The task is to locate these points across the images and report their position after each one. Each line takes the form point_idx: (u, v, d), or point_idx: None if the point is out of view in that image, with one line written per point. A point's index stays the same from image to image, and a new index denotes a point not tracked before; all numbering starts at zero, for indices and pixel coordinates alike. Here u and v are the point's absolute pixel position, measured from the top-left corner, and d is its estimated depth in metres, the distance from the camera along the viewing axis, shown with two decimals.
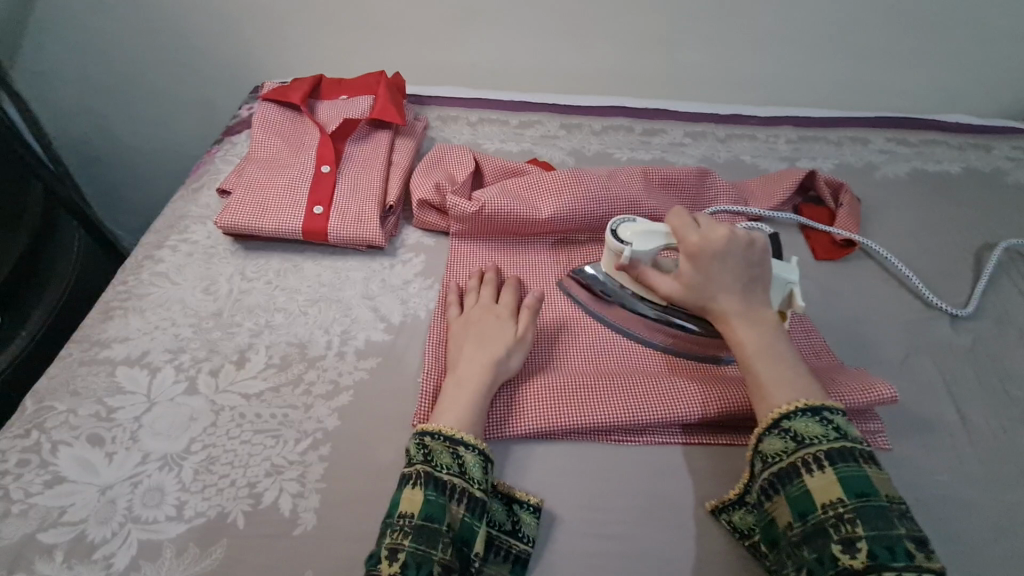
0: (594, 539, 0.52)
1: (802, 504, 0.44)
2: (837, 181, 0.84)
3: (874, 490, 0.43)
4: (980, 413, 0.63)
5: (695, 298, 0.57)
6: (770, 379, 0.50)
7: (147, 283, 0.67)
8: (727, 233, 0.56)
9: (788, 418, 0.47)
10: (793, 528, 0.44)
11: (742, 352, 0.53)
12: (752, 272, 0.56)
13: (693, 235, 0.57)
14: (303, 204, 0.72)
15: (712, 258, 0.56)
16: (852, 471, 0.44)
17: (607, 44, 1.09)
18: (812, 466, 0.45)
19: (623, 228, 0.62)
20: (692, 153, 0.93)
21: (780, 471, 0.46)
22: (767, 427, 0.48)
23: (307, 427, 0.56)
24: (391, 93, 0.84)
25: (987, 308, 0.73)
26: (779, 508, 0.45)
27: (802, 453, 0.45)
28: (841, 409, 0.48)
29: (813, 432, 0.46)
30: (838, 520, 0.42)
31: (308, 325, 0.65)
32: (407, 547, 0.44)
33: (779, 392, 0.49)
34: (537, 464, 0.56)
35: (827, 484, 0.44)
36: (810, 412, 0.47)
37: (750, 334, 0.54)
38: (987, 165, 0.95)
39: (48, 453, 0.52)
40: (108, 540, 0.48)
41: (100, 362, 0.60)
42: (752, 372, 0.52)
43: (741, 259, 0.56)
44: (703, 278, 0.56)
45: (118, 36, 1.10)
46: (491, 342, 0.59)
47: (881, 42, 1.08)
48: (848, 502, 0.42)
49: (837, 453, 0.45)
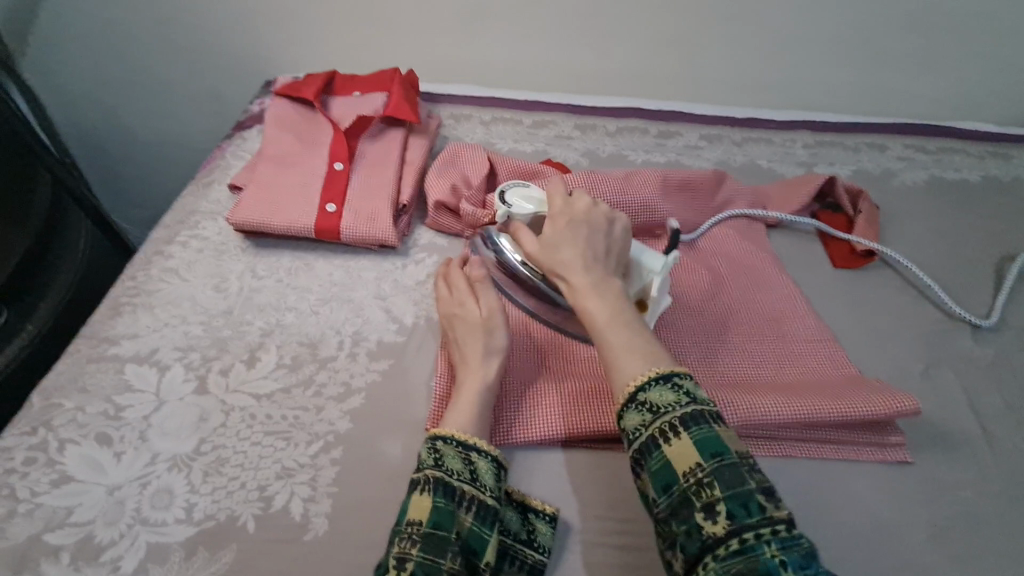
0: (612, 550, 0.51)
1: (664, 476, 0.41)
2: (856, 188, 0.83)
3: (725, 447, 0.41)
4: (1003, 428, 0.62)
5: (549, 262, 0.54)
6: (619, 342, 0.47)
7: (157, 279, 0.67)
8: (589, 205, 0.58)
9: (641, 390, 0.44)
10: (659, 504, 0.41)
11: (592, 318, 0.50)
12: (609, 244, 0.56)
13: (560, 205, 0.59)
14: (315, 202, 0.71)
15: (571, 228, 0.56)
16: (705, 432, 0.42)
17: (622, 45, 1.08)
18: (669, 435, 0.42)
19: (512, 189, 0.65)
20: (708, 157, 0.92)
21: (641, 446, 0.43)
22: (625, 400, 0.45)
23: (318, 429, 0.55)
24: (405, 90, 0.83)
25: (1009, 321, 0.72)
26: (645, 483, 0.43)
27: (658, 423, 0.43)
28: (691, 373, 0.45)
29: (667, 400, 0.43)
30: (698, 487, 0.40)
31: (320, 325, 0.64)
32: (415, 556, 0.43)
33: (629, 361, 0.46)
34: (552, 474, 0.55)
35: (684, 451, 0.41)
36: (662, 379, 0.44)
37: (599, 300, 0.50)
38: (1007, 174, 0.93)
39: (55, 452, 0.52)
40: (115, 542, 0.47)
41: (109, 359, 0.59)
42: (603, 335, 0.48)
43: (598, 231, 0.56)
44: (559, 244, 0.55)
45: (128, 26, 1.08)
46: (474, 333, 0.58)
47: (900, 48, 1.06)
48: (704, 466, 0.40)
49: (689, 417, 0.42)
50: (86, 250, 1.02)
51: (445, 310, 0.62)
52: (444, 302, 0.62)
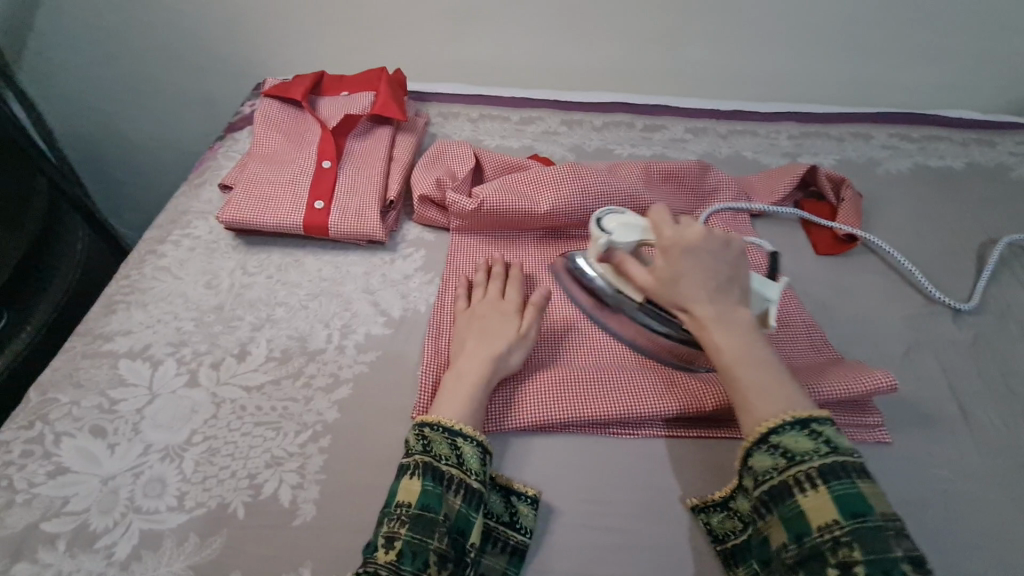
0: (590, 530, 0.52)
1: (796, 526, 0.42)
2: (838, 177, 0.83)
3: (870, 508, 0.41)
4: (982, 409, 0.63)
5: (670, 297, 0.54)
6: (752, 386, 0.48)
7: (150, 277, 0.68)
8: (702, 231, 0.54)
9: (776, 433, 0.45)
10: (788, 550, 0.42)
11: (721, 357, 0.50)
12: (731, 269, 0.53)
13: (667, 232, 0.55)
14: (303, 199, 0.72)
15: (687, 258, 0.53)
16: (847, 488, 0.42)
17: (608, 41, 1.09)
18: (805, 486, 0.43)
19: (607, 218, 0.63)
20: (694, 149, 0.93)
21: (771, 489, 0.44)
22: (755, 441, 0.45)
23: (307, 419, 0.56)
24: (393, 89, 0.84)
25: (989, 304, 0.73)
26: (773, 529, 0.43)
27: (793, 470, 0.43)
28: (830, 419, 0.45)
29: (803, 447, 0.44)
30: (834, 543, 0.40)
31: (309, 318, 0.65)
32: (404, 535, 0.44)
33: (759, 404, 0.47)
34: (537, 458, 0.57)
35: (822, 504, 0.42)
36: (797, 424, 0.45)
37: (726, 339, 0.50)
38: (991, 161, 0.94)
39: (52, 444, 0.53)
40: (110, 529, 0.48)
41: (103, 355, 0.60)
42: (733, 377, 0.49)
43: (718, 255, 0.53)
44: (677, 278, 0.53)
45: (122, 33, 1.10)
46: (487, 337, 0.60)
47: (885, 38, 1.07)
48: (843, 524, 0.40)
49: (829, 470, 0.42)
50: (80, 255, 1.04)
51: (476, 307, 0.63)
52: (485, 302, 0.64)
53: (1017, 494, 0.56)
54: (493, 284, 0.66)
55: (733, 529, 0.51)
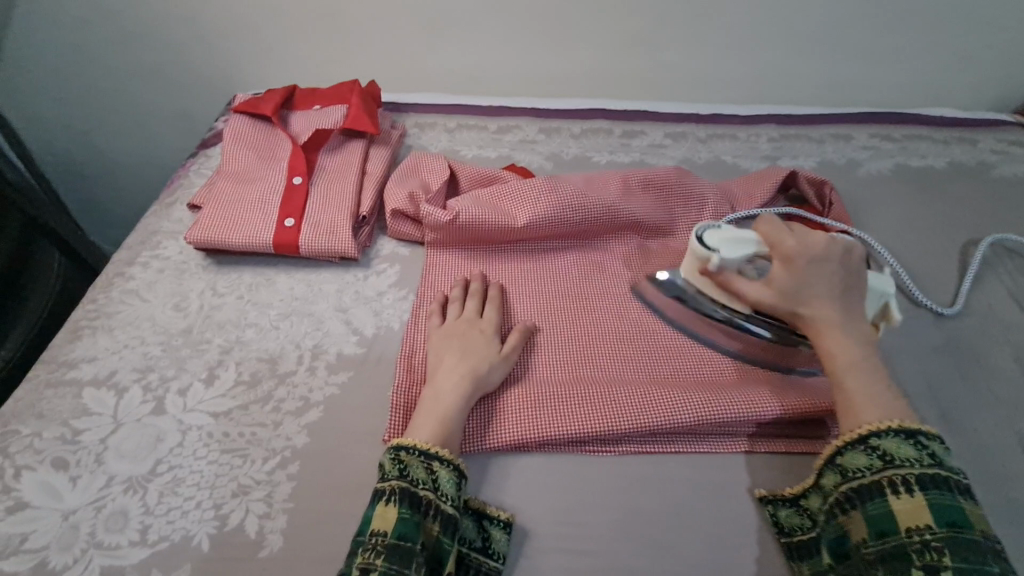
0: (564, 552, 0.51)
1: (883, 524, 0.43)
2: (819, 179, 0.82)
3: (969, 522, 0.41)
4: (966, 414, 0.62)
5: (788, 304, 0.54)
6: (863, 396, 0.48)
7: (117, 300, 0.67)
8: (826, 242, 0.55)
9: (877, 436, 0.46)
10: (870, 545, 0.43)
11: (834, 365, 0.51)
12: (851, 277, 0.54)
13: (791, 243, 0.55)
14: (273, 217, 0.71)
15: (808, 264, 0.54)
16: (946, 500, 0.42)
17: (584, 46, 1.08)
18: (899, 488, 0.43)
19: (709, 233, 0.61)
20: (673, 155, 0.92)
21: (861, 487, 0.45)
22: (855, 440, 0.46)
23: (275, 445, 0.55)
24: (365, 102, 0.83)
25: (972, 306, 0.72)
26: (856, 524, 0.45)
27: (889, 473, 0.44)
28: (940, 437, 0.45)
29: (905, 454, 0.44)
30: (924, 547, 0.41)
31: (280, 339, 0.64)
32: (381, 566, 0.43)
33: (874, 411, 0.47)
34: (510, 478, 0.55)
35: (916, 509, 0.42)
36: (903, 433, 0.45)
37: (843, 345, 0.51)
38: (972, 159, 0.93)
39: (11, 479, 0.52)
40: (69, 566, 0.47)
41: (66, 384, 0.59)
42: (843, 386, 0.50)
43: (839, 265, 0.54)
44: (800, 285, 0.54)
45: (96, 50, 1.09)
46: (462, 356, 0.59)
47: (862, 38, 1.07)
48: (936, 530, 0.41)
49: (930, 479, 0.43)
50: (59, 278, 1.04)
51: (451, 325, 0.63)
52: (451, 321, 0.63)
53: (1005, 503, 0.55)
54: (463, 301, 0.66)
55: (801, 526, 0.52)
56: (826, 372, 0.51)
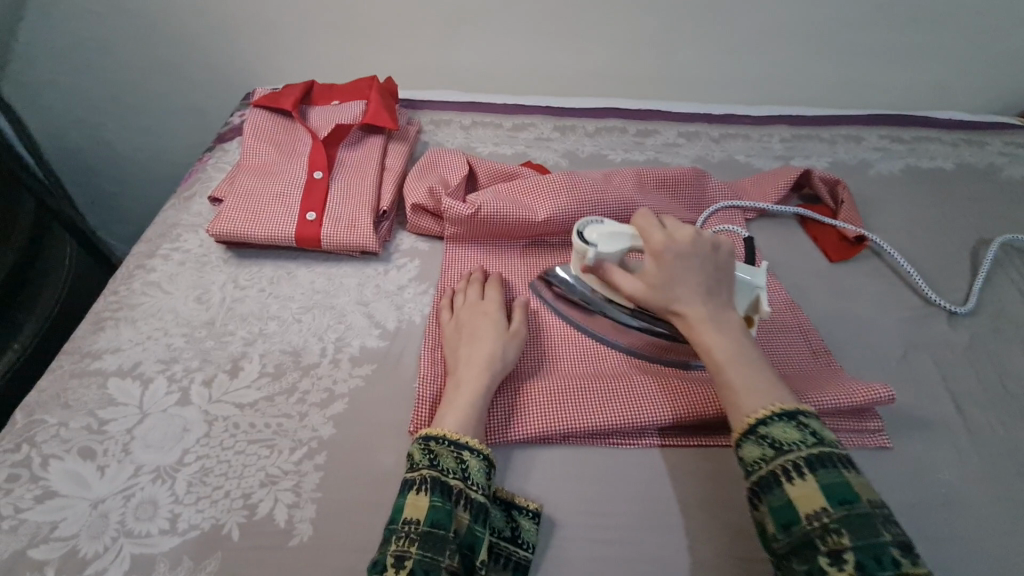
0: (592, 543, 0.51)
1: (785, 514, 0.41)
2: (833, 179, 0.84)
3: (857, 496, 0.41)
4: (980, 410, 0.63)
5: (659, 298, 0.54)
6: (740, 383, 0.48)
7: (139, 292, 0.67)
8: (692, 237, 0.55)
9: (763, 424, 0.45)
10: (779, 540, 0.41)
11: (712, 357, 0.51)
12: (717, 273, 0.55)
13: (658, 237, 0.55)
14: (295, 211, 0.71)
15: (676, 260, 0.54)
16: (833, 477, 0.42)
17: (597, 47, 1.09)
18: (792, 474, 0.42)
19: (589, 228, 0.60)
20: (687, 154, 0.93)
21: (759, 480, 0.44)
22: (745, 432, 0.45)
23: (302, 436, 0.55)
24: (384, 98, 0.83)
25: (985, 305, 0.73)
26: (765, 518, 0.43)
27: (780, 460, 0.43)
28: (814, 412, 0.46)
29: (791, 437, 0.44)
30: (824, 531, 0.40)
31: (302, 332, 0.64)
32: (415, 554, 0.43)
33: (750, 398, 0.47)
34: (534, 471, 0.56)
35: (810, 493, 0.41)
36: (785, 416, 0.45)
37: (716, 337, 0.51)
38: (981, 161, 0.95)
39: (39, 468, 0.52)
40: (100, 555, 0.47)
41: (91, 374, 0.59)
42: (722, 376, 0.49)
43: (704, 259, 0.55)
44: (668, 279, 0.54)
45: (108, 43, 1.09)
46: (483, 339, 0.60)
47: (872, 40, 1.08)
48: (831, 511, 0.40)
49: (816, 459, 0.42)
50: (71, 268, 1.04)
51: (462, 314, 0.63)
52: (466, 308, 0.64)
53: (1019, 497, 0.56)
54: (473, 289, 0.67)
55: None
56: (704, 363, 0.51)
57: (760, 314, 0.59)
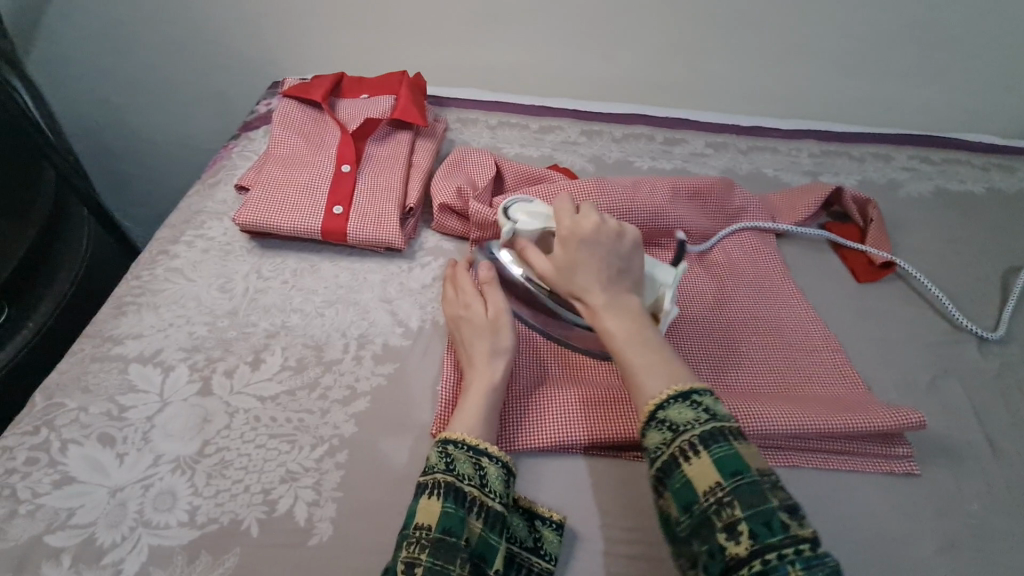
0: (615, 558, 0.50)
1: (685, 496, 0.40)
2: (863, 197, 0.83)
3: (746, 466, 0.40)
4: (1009, 440, 0.62)
5: (565, 284, 0.54)
6: (640, 366, 0.47)
7: (162, 278, 0.66)
8: (597, 223, 0.54)
9: (661, 408, 0.44)
10: (681, 523, 0.40)
11: (611, 341, 0.50)
12: (624, 258, 0.54)
13: (565, 224, 0.55)
14: (322, 204, 0.70)
15: (581, 245, 0.54)
16: (726, 450, 0.41)
17: (628, 52, 1.08)
18: (688, 454, 0.41)
19: (515, 206, 0.63)
20: (714, 164, 0.92)
21: (662, 465, 0.42)
22: (646, 418, 0.44)
23: (323, 433, 0.55)
24: (413, 94, 0.82)
25: (1015, 333, 0.72)
26: (667, 504, 0.42)
27: (678, 441, 0.42)
28: (709, 389, 0.45)
29: (686, 418, 0.43)
30: (719, 505, 0.39)
31: (325, 326, 0.64)
32: (425, 561, 0.42)
33: (650, 381, 0.46)
34: (556, 480, 0.55)
35: (704, 469, 0.40)
36: (680, 397, 0.44)
37: (617, 319, 0.50)
38: (1011, 187, 0.94)
39: (57, 452, 0.51)
40: (117, 545, 0.46)
41: (112, 359, 0.58)
42: (622, 359, 0.48)
43: (609, 245, 0.54)
44: (573, 265, 0.53)
45: (135, 24, 1.08)
46: (479, 334, 0.58)
47: (904, 60, 1.07)
48: (725, 485, 0.39)
49: (709, 435, 0.41)
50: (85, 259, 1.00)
51: (452, 313, 0.62)
52: (452, 305, 0.63)
53: None
54: (453, 283, 0.65)
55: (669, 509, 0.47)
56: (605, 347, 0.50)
57: (664, 314, 0.58)
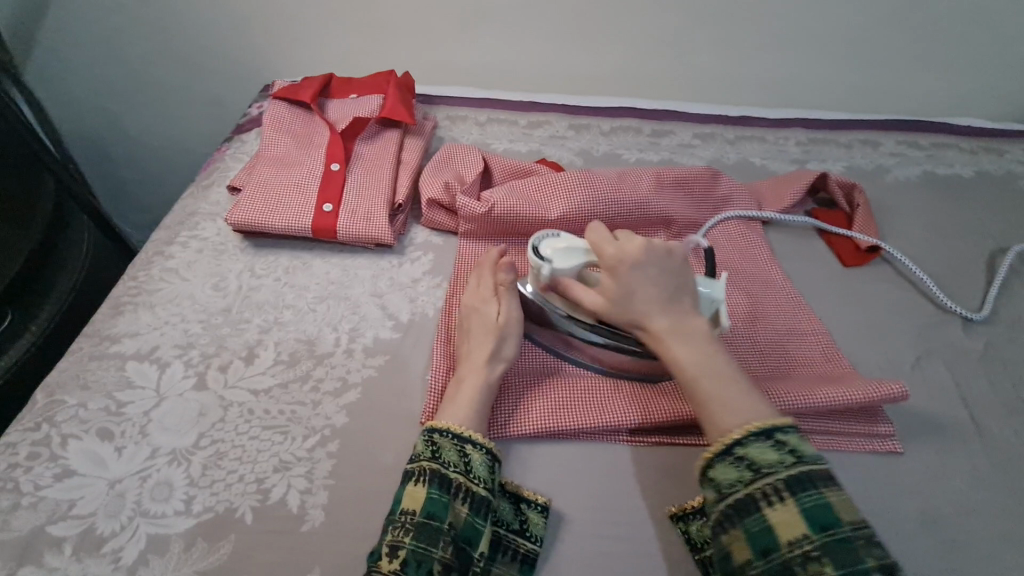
0: (601, 540, 0.51)
1: (764, 541, 0.42)
2: (849, 183, 0.84)
3: (837, 519, 0.42)
4: (992, 417, 0.62)
5: (623, 315, 0.55)
6: (714, 399, 0.49)
7: (157, 278, 0.68)
8: (643, 247, 0.56)
9: (740, 445, 0.46)
10: (754, 566, 0.42)
11: (681, 370, 0.51)
12: (677, 281, 0.56)
13: (610, 251, 0.57)
14: (312, 202, 0.72)
15: (632, 273, 0.55)
16: (814, 500, 0.43)
17: (615, 46, 1.09)
18: (773, 499, 0.43)
19: (542, 243, 0.61)
20: (702, 155, 0.93)
21: (738, 503, 0.44)
22: (720, 453, 0.46)
23: (315, 423, 0.56)
24: (401, 93, 0.84)
25: (1000, 313, 0.73)
26: (737, 545, 0.43)
27: (762, 483, 0.44)
28: (792, 426, 0.47)
29: (769, 459, 0.45)
30: (805, 558, 0.41)
31: (317, 321, 0.65)
32: (408, 544, 0.45)
33: (727, 415, 0.48)
34: (544, 465, 0.56)
35: (791, 517, 0.42)
36: (762, 435, 0.46)
37: (683, 349, 0.52)
38: (999, 169, 0.94)
39: (58, 447, 0.53)
40: (117, 533, 0.48)
41: (110, 357, 0.60)
42: (696, 391, 0.50)
43: (659, 269, 0.56)
44: (629, 295, 0.55)
45: (130, 31, 1.10)
46: (485, 334, 0.60)
47: (891, 46, 1.07)
48: (812, 538, 0.41)
49: (796, 481, 0.44)
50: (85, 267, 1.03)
51: (467, 304, 0.64)
52: (469, 295, 0.65)
53: None
54: (478, 274, 0.67)
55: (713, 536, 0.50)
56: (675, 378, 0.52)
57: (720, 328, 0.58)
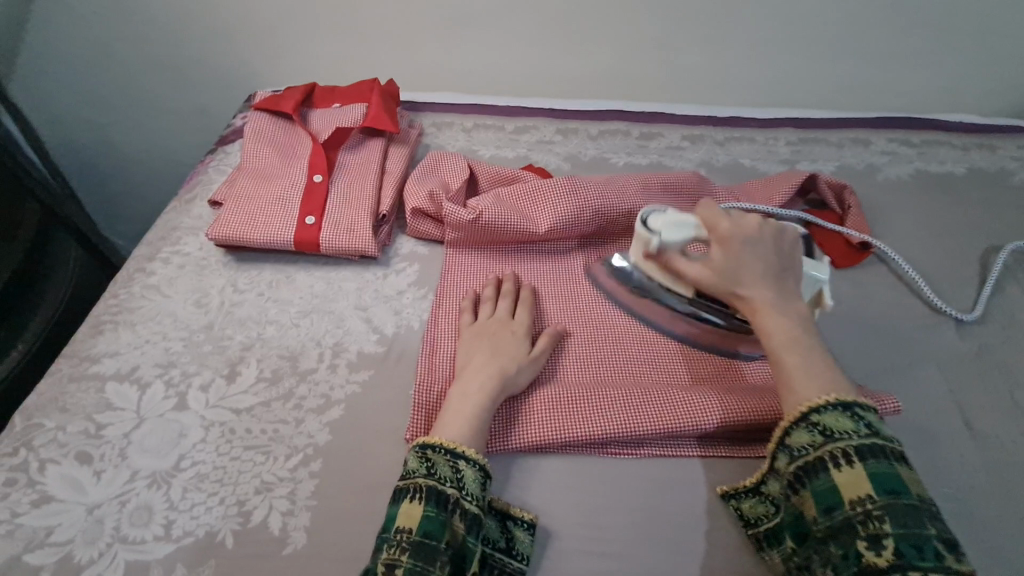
0: (590, 557, 0.50)
1: (828, 499, 0.42)
2: (839, 183, 0.82)
3: (907, 488, 0.41)
4: (987, 421, 0.61)
5: (723, 284, 0.53)
6: (801, 371, 0.47)
7: (139, 296, 0.67)
8: (758, 224, 0.54)
9: (816, 412, 0.45)
10: (818, 524, 0.43)
11: (771, 343, 0.50)
12: (782, 260, 0.54)
13: (724, 223, 0.54)
14: (294, 214, 0.71)
15: (744, 247, 0.53)
16: (885, 468, 0.42)
17: (601, 48, 1.08)
18: (840, 461, 0.43)
19: (653, 217, 0.61)
20: (691, 157, 0.92)
21: (806, 464, 0.44)
22: (797, 418, 0.46)
23: (297, 443, 0.55)
24: (384, 101, 0.83)
25: (993, 314, 0.72)
26: (806, 504, 0.44)
27: (830, 447, 0.44)
28: (875, 409, 0.45)
29: (844, 427, 0.44)
30: (866, 517, 0.41)
31: (301, 336, 0.64)
32: (406, 563, 0.43)
33: (816, 389, 0.46)
34: (534, 481, 0.55)
35: (855, 479, 0.42)
36: (839, 406, 0.45)
37: (778, 324, 0.50)
38: (991, 165, 0.93)
39: (36, 472, 0.52)
40: (95, 560, 0.47)
41: (90, 378, 0.59)
42: (783, 365, 0.49)
43: (768, 247, 0.54)
44: (733, 265, 0.53)
45: (113, 44, 1.09)
46: (510, 358, 0.58)
47: (881, 43, 1.06)
48: (876, 498, 0.41)
49: (867, 449, 0.43)
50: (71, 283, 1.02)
51: (494, 324, 0.62)
52: (485, 322, 0.63)
53: None
54: (501, 300, 0.65)
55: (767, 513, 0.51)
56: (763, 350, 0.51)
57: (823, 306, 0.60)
